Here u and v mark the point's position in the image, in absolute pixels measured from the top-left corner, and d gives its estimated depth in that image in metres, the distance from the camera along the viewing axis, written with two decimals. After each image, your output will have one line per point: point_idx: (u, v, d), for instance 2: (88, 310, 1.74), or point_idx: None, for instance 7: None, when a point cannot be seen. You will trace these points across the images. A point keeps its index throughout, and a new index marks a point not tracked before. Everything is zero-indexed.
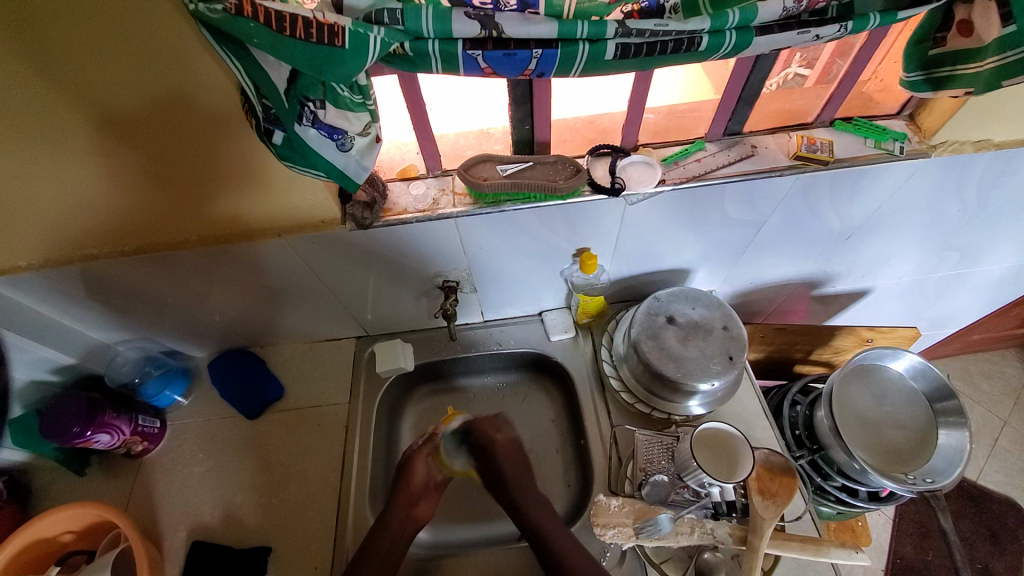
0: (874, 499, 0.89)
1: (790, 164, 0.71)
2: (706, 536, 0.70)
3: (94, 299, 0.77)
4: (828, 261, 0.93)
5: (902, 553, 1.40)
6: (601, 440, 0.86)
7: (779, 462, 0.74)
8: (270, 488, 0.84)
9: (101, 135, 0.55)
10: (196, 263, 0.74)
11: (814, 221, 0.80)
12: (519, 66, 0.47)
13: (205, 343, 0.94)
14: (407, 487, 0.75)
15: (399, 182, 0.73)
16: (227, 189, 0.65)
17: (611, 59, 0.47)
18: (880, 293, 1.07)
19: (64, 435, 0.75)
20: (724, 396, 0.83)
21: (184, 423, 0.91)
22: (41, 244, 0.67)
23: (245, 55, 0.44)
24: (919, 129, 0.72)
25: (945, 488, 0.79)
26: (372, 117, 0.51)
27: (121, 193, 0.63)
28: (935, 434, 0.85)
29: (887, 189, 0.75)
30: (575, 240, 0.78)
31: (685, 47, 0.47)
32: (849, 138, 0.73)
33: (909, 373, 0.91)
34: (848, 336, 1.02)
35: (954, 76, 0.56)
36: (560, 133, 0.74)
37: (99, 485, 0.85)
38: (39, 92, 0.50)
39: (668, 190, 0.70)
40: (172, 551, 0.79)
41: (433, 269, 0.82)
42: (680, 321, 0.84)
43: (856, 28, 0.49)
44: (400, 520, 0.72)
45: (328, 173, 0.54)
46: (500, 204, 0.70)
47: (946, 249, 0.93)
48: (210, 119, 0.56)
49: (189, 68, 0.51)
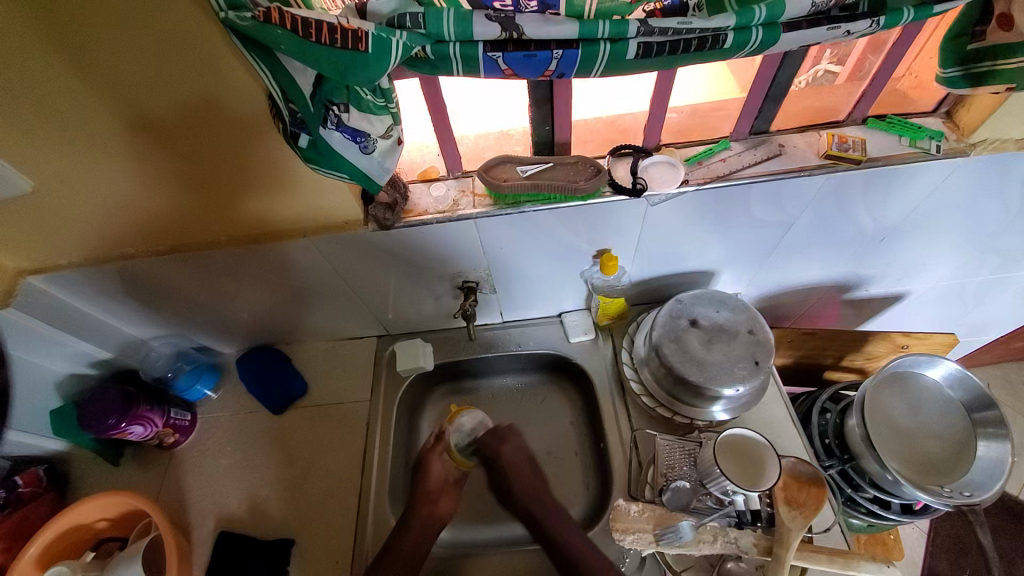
0: (907, 511, 0.86)
1: (820, 163, 0.69)
2: (729, 546, 0.68)
3: (130, 296, 0.80)
4: (860, 264, 0.89)
5: (937, 570, 1.34)
6: (621, 445, 0.85)
7: (807, 471, 0.72)
8: (293, 482, 0.86)
9: (138, 138, 0.58)
10: (225, 262, 0.76)
11: (845, 222, 0.78)
12: (540, 67, 0.47)
13: (233, 340, 0.97)
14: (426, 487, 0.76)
15: (420, 184, 0.74)
16: (255, 191, 0.67)
17: (633, 59, 0.47)
18: (916, 297, 1.02)
19: (101, 426, 0.78)
20: (748, 401, 0.81)
21: (212, 417, 0.94)
22: (83, 243, 0.70)
23: (273, 61, 0.45)
24: (957, 127, 0.69)
25: (984, 502, 0.75)
26: (394, 120, 0.53)
27: (156, 194, 0.65)
28: (974, 445, 0.81)
29: (924, 188, 0.72)
30: (595, 241, 0.78)
31: (710, 44, 0.46)
32: (883, 136, 0.70)
33: (946, 381, 0.86)
34: (881, 341, 0.98)
35: (996, 72, 0.53)
36: (580, 133, 0.73)
37: (133, 474, 0.88)
38: (80, 96, 0.52)
39: (691, 191, 0.69)
40: (200, 541, 0.81)
41: (453, 269, 0.82)
42: (703, 324, 0.82)
43: (889, 24, 0.47)
44: (420, 523, 0.72)
45: (352, 175, 0.54)
46: (520, 205, 0.70)
47: (988, 252, 0.89)
48: (240, 123, 0.57)
49: (220, 74, 0.52)
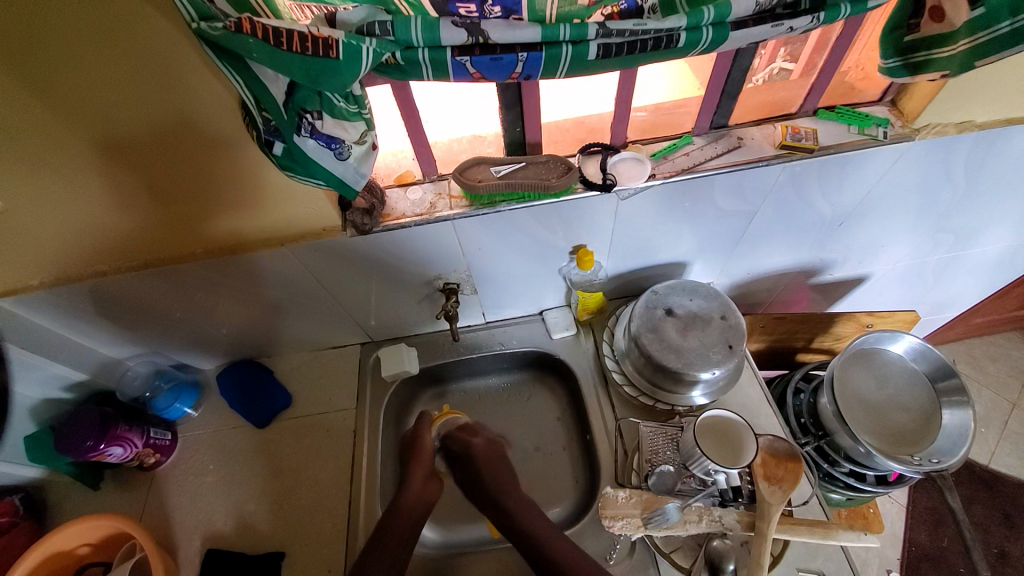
0: (882, 483, 0.90)
1: (777, 153, 0.72)
2: (714, 524, 0.71)
3: (103, 315, 0.79)
4: (823, 248, 0.94)
5: (917, 541, 1.40)
6: (606, 434, 0.87)
7: (783, 448, 0.74)
8: (281, 494, 0.85)
9: (105, 155, 0.57)
10: (203, 276, 0.76)
11: (806, 209, 0.82)
12: (506, 69, 0.49)
13: (214, 355, 0.96)
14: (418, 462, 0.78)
15: (397, 188, 0.75)
16: (230, 201, 0.67)
17: (594, 59, 0.49)
18: (878, 279, 1.08)
19: (78, 449, 0.76)
20: (725, 384, 0.85)
21: (195, 434, 0.92)
22: (51, 264, 0.69)
23: (245, 69, 0.45)
24: (902, 115, 0.74)
25: (950, 468, 0.79)
26: (367, 125, 0.54)
27: (127, 209, 0.65)
28: (939, 415, 0.86)
29: (875, 174, 0.77)
30: (571, 238, 0.80)
31: (665, 43, 0.48)
32: (834, 126, 0.74)
33: (909, 356, 0.91)
34: (848, 323, 1.03)
35: (931, 60, 0.57)
36: (551, 134, 0.75)
37: (113, 498, 0.86)
38: (40, 113, 0.52)
39: (659, 184, 0.72)
40: (187, 561, 0.80)
41: (434, 271, 0.83)
42: (678, 313, 0.85)
43: (829, 19, 0.50)
44: (417, 489, 0.74)
45: (327, 182, 0.55)
46: (496, 205, 0.72)
47: (940, 232, 0.94)
48: (210, 133, 0.58)
49: (190, 86, 0.53)
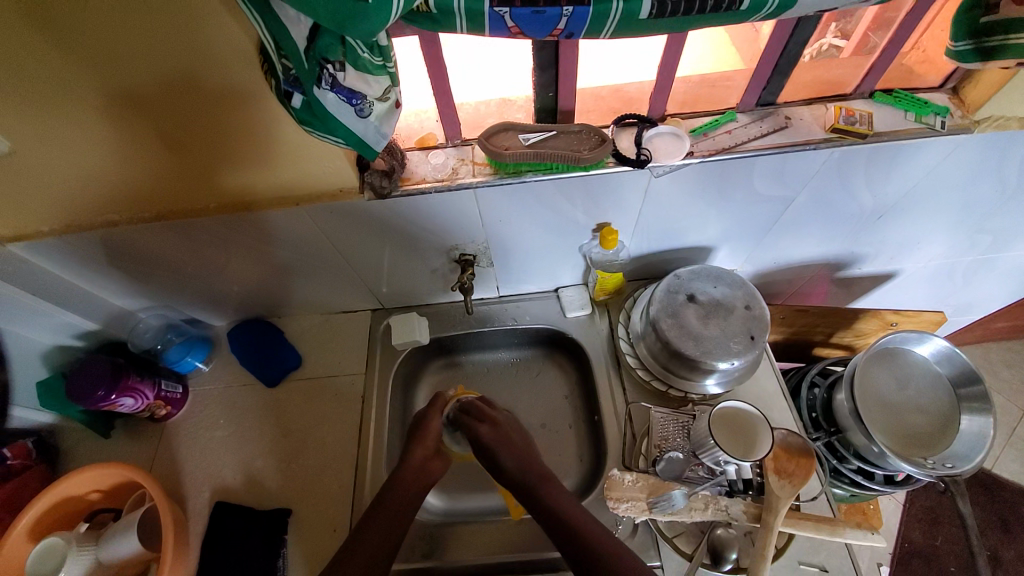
0: (889, 482, 0.89)
1: (826, 137, 0.68)
2: (720, 513, 0.70)
3: (114, 265, 0.77)
4: (855, 241, 0.89)
5: (911, 538, 1.41)
6: (616, 417, 0.86)
7: (796, 443, 0.73)
8: (289, 454, 0.86)
9: (116, 100, 0.54)
10: (215, 232, 0.74)
11: (846, 198, 0.77)
12: (548, 24, 0.45)
13: (224, 312, 0.95)
14: (421, 441, 0.76)
15: (417, 151, 0.72)
16: (246, 157, 0.64)
17: (646, 19, 0.44)
18: (908, 276, 1.04)
19: (90, 398, 0.76)
20: (741, 376, 0.83)
21: (205, 389, 0.93)
22: (61, 209, 0.67)
23: (267, 8, 0.42)
24: (963, 103, 0.68)
25: (964, 474, 0.78)
26: (391, 81, 0.50)
27: (139, 157, 0.62)
28: (957, 420, 0.83)
29: (925, 165, 0.72)
30: (595, 214, 0.77)
31: (726, 5, 0.43)
32: (889, 110, 0.69)
33: (934, 358, 0.88)
34: (871, 319, 1.00)
35: (1006, 46, 0.52)
36: (584, 102, 0.71)
37: (124, 446, 0.87)
38: (49, 52, 0.49)
39: (696, 163, 0.67)
40: (197, 511, 0.81)
41: (450, 241, 0.81)
42: (701, 299, 0.82)
43: None
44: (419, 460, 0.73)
45: (347, 141, 0.53)
46: (521, 175, 0.68)
47: (979, 232, 0.90)
48: (228, 84, 0.54)
49: (208, 33, 0.49)
